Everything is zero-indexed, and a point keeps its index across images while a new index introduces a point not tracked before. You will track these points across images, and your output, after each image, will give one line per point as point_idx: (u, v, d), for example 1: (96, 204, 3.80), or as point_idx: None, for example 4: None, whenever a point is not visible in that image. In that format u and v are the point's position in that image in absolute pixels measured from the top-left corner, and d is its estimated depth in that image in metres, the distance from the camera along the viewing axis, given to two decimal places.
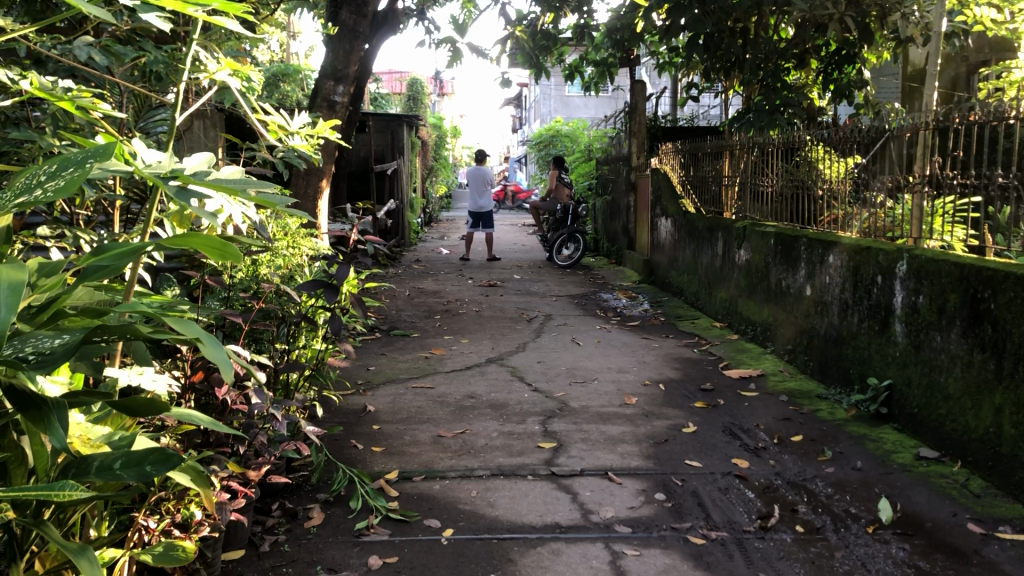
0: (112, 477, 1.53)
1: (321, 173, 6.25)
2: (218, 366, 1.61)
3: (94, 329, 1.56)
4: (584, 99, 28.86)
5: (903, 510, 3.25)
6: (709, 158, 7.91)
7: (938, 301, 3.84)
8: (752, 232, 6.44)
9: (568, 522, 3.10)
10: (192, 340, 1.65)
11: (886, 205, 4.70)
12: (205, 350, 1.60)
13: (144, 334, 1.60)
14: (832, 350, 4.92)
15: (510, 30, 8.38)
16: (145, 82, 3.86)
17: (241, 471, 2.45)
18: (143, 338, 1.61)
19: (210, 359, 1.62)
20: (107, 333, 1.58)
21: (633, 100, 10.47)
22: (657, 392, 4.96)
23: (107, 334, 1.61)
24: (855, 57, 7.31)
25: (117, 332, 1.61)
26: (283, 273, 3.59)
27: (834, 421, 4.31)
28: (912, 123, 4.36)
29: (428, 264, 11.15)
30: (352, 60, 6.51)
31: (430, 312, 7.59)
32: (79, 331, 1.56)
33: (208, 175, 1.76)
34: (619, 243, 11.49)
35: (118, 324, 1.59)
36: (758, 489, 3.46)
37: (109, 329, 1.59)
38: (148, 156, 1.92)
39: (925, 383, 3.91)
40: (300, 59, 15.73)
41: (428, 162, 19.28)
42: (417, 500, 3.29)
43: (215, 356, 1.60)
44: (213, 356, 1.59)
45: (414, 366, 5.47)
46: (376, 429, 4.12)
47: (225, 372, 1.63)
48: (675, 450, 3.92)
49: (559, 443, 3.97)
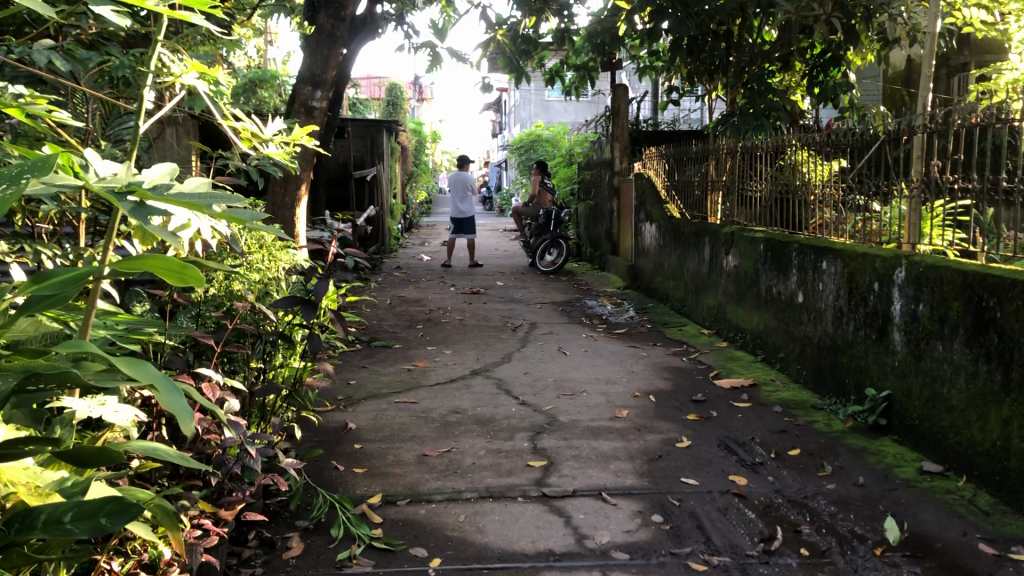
0: (62, 533, 1.35)
1: (298, 181, 6.07)
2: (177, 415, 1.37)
3: (27, 376, 1.43)
4: (564, 104, 28.83)
5: (910, 529, 3.12)
6: (694, 162, 7.78)
7: (939, 310, 3.72)
8: (740, 237, 6.31)
9: (562, 549, 2.94)
10: (146, 384, 1.41)
11: (879, 211, 4.57)
12: (159, 398, 1.37)
13: (84, 383, 1.47)
14: (827, 360, 4.79)
15: (490, 33, 8.20)
16: (112, 88, 3.67)
17: (213, 508, 2.31)
18: (85, 387, 1.49)
19: (165, 407, 1.38)
20: (43, 381, 1.46)
21: (615, 104, 10.33)
22: (648, 404, 4.81)
23: (43, 381, 1.46)
24: (841, 60, 7.20)
25: (55, 379, 1.47)
26: (259, 288, 3.42)
27: (831, 434, 4.18)
28: (907, 125, 4.23)
29: (409, 271, 10.97)
30: (330, 64, 6.33)
31: (412, 321, 7.41)
32: (10, 378, 1.43)
33: (170, 188, 1.57)
34: (602, 249, 11.38)
35: (55, 369, 1.46)
36: (759, 509, 3.32)
37: (45, 375, 1.45)
38: (101, 167, 1.71)
39: (927, 394, 3.79)
40: (277, 64, 15.49)
41: (408, 167, 19.09)
42: (402, 527, 3.12)
43: (171, 405, 1.37)
44: (170, 406, 1.36)
45: (397, 380, 5.29)
46: (358, 448, 3.95)
47: (185, 424, 1.40)
48: (670, 467, 3.77)
49: (550, 461, 3.81)
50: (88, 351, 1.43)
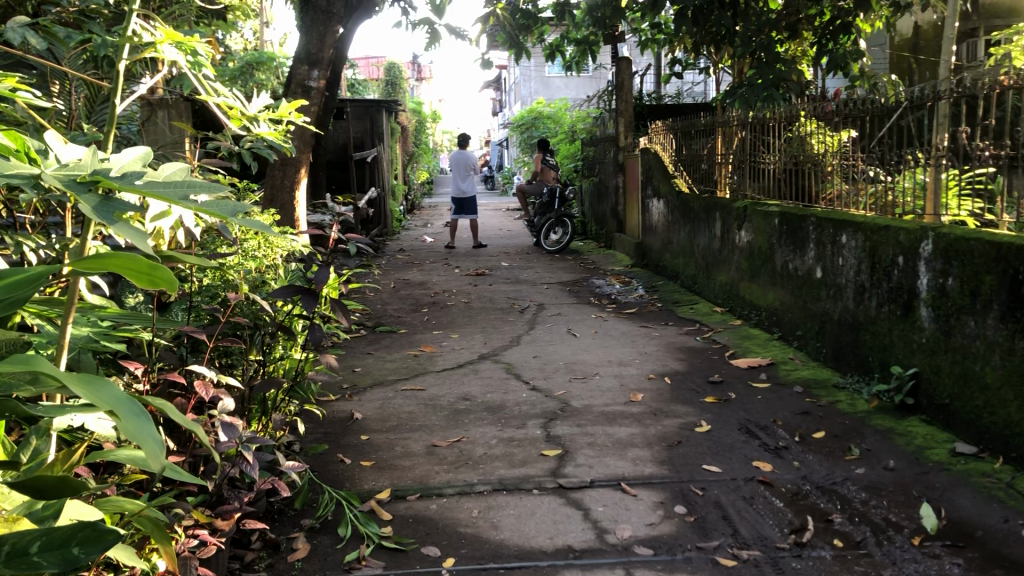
0: (28, 567, 1.19)
1: (297, 163, 5.89)
2: (142, 446, 1.14)
3: None
4: (564, 80, 28.62)
5: (948, 517, 2.95)
6: (702, 135, 7.58)
7: (971, 284, 3.54)
8: (753, 212, 6.11)
9: (582, 545, 2.79)
10: (106, 409, 1.16)
11: (899, 182, 4.37)
12: (121, 426, 1.13)
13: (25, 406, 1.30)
14: (849, 337, 4.62)
15: (490, 9, 7.97)
16: (95, 70, 3.49)
17: (208, 517, 2.17)
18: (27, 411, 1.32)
19: (129, 437, 1.15)
20: None
21: (618, 79, 10.08)
22: (663, 386, 4.64)
23: None
24: (851, 27, 6.94)
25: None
26: (255, 276, 3.27)
27: (856, 415, 4.02)
28: (932, 90, 4.01)
29: (413, 253, 10.77)
30: (326, 43, 6.14)
31: (417, 305, 7.24)
32: None
33: (142, 177, 1.38)
34: (608, 226, 11.17)
35: None
36: (786, 497, 3.16)
37: None
38: (64, 152, 1.50)
39: (958, 372, 3.62)
40: (274, 46, 15.29)
41: (409, 148, 18.90)
42: (413, 524, 2.97)
43: (135, 434, 1.14)
44: (131, 435, 1.13)
45: (404, 366, 5.14)
46: (364, 440, 3.79)
47: (152, 456, 1.17)
48: (690, 453, 3.61)
49: (565, 450, 3.65)
50: (37, 370, 1.22)
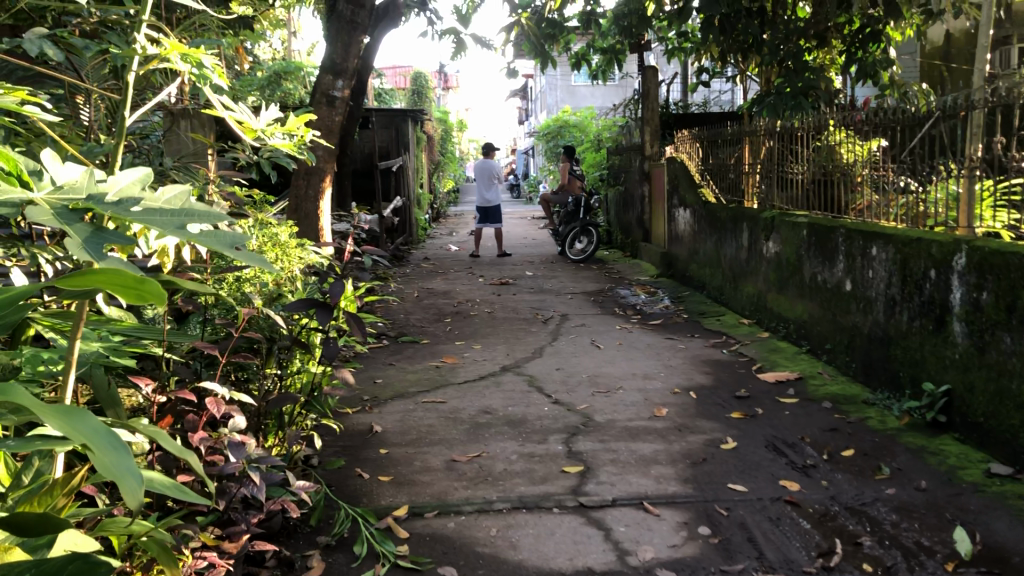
0: None
1: (321, 172, 5.87)
2: (119, 484, 1.09)
3: None
4: (591, 88, 28.57)
5: (983, 541, 2.85)
6: (729, 145, 7.48)
7: (1007, 299, 3.43)
8: (781, 222, 6.00)
9: (602, 567, 2.72)
10: (80, 442, 1.10)
11: (930, 193, 4.26)
12: (97, 464, 1.08)
13: None
14: (879, 352, 4.51)
15: (516, 18, 7.92)
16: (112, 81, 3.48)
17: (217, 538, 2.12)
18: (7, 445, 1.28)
19: (105, 473, 1.09)
20: None
21: (644, 87, 10.00)
22: (688, 401, 4.56)
23: None
24: (881, 34, 6.82)
25: None
26: (271, 289, 3.24)
27: (886, 432, 3.91)
28: (965, 99, 3.90)
29: (438, 262, 10.74)
30: (351, 53, 6.10)
31: (440, 315, 7.20)
32: None
33: (137, 203, 1.33)
34: (634, 236, 11.07)
35: None
36: (813, 518, 3.07)
37: None
38: (60, 172, 1.45)
39: (993, 390, 3.51)
40: (302, 56, 15.35)
41: (435, 157, 18.92)
42: (430, 542, 2.91)
43: (113, 471, 1.09)
44: (109, 472, 1.08)
45: (425, 378, 5.09)
46: (383, 454, 3.74)
47: (129, 493, 1.11)
48: (715, 471, 3.53)
49: (586, 466, 3.58)
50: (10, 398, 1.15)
